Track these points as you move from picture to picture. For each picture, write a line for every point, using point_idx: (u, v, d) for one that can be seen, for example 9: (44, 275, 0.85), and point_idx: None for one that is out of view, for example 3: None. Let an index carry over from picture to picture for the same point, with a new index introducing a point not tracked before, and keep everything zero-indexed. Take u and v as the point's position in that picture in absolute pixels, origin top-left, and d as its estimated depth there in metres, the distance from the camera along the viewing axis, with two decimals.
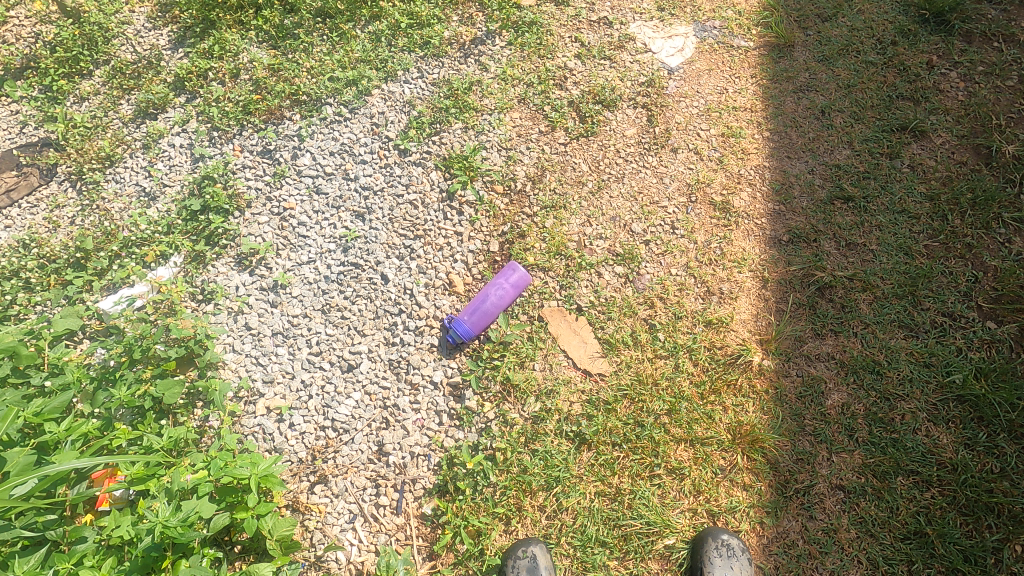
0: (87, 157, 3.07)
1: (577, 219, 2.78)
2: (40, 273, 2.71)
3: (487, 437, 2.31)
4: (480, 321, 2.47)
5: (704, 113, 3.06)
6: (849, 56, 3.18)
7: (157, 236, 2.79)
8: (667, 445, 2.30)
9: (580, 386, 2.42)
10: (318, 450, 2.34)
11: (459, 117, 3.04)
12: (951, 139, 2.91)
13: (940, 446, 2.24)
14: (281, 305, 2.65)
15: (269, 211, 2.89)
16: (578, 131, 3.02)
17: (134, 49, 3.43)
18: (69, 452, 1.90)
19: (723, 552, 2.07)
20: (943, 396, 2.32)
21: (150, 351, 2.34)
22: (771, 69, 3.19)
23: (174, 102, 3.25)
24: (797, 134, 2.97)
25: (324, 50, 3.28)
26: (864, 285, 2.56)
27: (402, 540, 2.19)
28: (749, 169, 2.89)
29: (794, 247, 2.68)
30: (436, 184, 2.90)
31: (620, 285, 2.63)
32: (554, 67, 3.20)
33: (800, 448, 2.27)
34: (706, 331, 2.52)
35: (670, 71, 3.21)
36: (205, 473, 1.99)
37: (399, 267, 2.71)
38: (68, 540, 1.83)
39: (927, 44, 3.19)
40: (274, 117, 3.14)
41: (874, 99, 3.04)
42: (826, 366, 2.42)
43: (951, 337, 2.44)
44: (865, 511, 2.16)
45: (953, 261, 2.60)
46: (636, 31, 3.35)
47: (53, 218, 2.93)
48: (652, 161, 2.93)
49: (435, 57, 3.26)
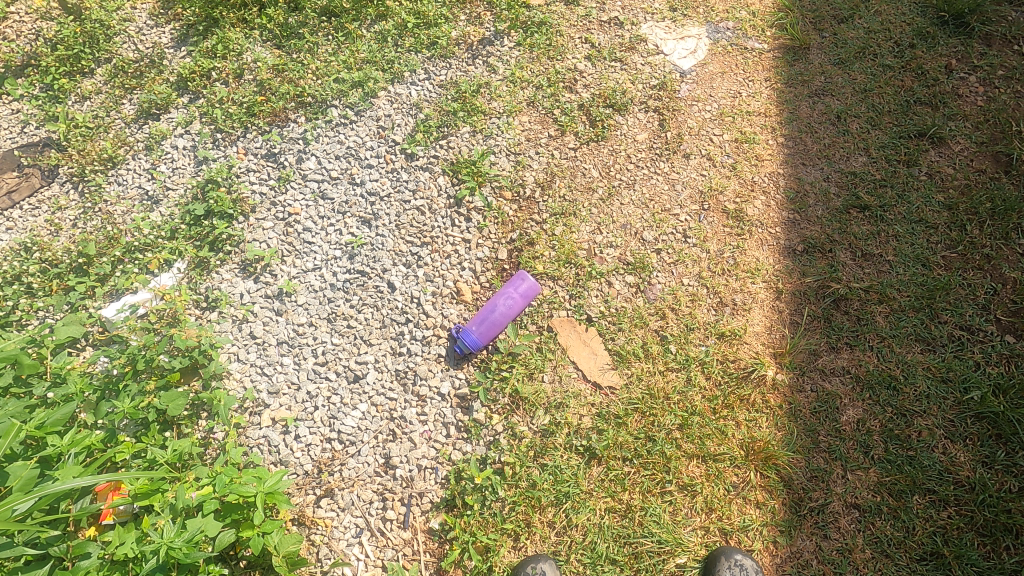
0: (88, 159, 3.02)
1: (587, 227, 2.73)
2: (42, 278, 2.66)
3: (495, 451, 2.28)
4: (488, 331, 2.44)
5: (717, 117, 3.00)
6: (866, 59, 3.11)
7: (160, 242, 2.74)
8: (679, 461, 2.26)
9: (590, 399, 2.38)
10: (324, 462, 2.31)
11: (467, 121, 2.98)
12: (970, 145, 2.84)
13: (957, 464, 2.20)
14: (287, 313, 2.62)
15: (274, 216, 2.85)
16: (588, 135, 2.96)
17: (136, 47, 3.37)
18: (71, 468, 1.86)
19: (736, 572, 2.03)
20: (960, 412, 2.28)
21: (154, 361, 2.32)
22: (786, 72, 3.12)
23: (176, 103, 3.19)
24: (812, 140, 2.91)
25: (330, 51, 3.21)
26: (880, 297, 2.51)
27: (409, 555, 2.16)
28: (763, 176, 2.83)
29: (809, 257, 2.63)
30: (443, 190, 2.85)
31: (631, 295, 2.58)
32: (564, 69, 3.14)
33: (815, 466, 2.23)
34: (719, 344, 2.47)
35: (683, 73, 3.15)
36: (210, 489, 1.95)
37: (406, 275, 2.67)
38: (72, 557, 1.80)
39: (946, 46, 3.12)
40: (279, 119, 3.09)
41: (892, 103, 2.97)
42: (841, 381, 2.37)
43: (969, 351, 2.39)
44: (880, 531, 2.12)
45: (972, 273, 2.54)
46: (647, 32, 3.28)
47: (55, 220, 2.89)
48: (664, 167, 2.88)
49: (441, 58, 3.20)
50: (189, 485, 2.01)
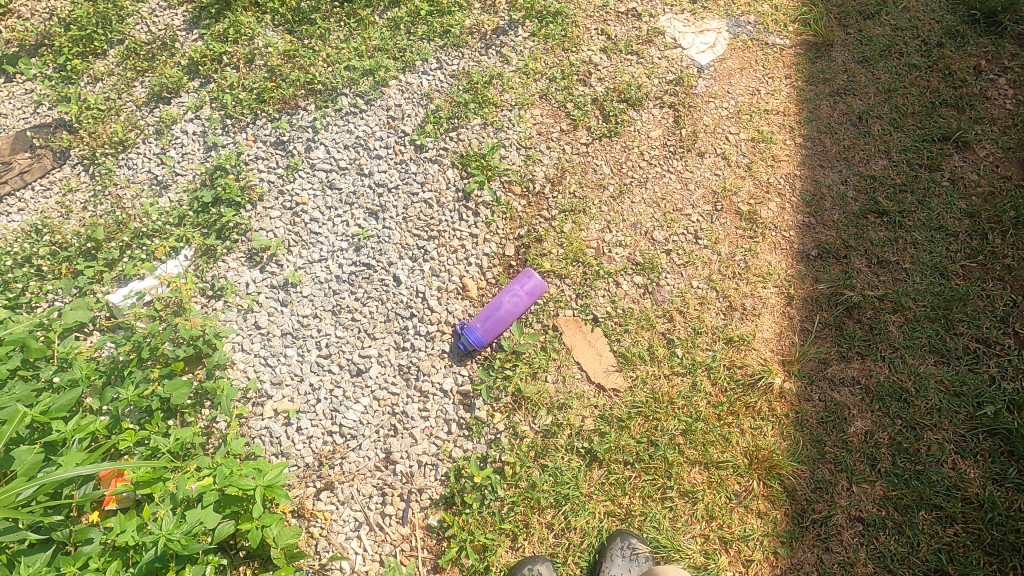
0: (99, 141, 3.02)
1: (596, 225, 2.69)
2: (52, 261, 2.68)
3: (496, 450, 2.27)
4: (493, 328, 2.42)
5: (734, 115, 2.93)
6: (891, 58, 3.01)
7: (169, 228, 2.74)
8: (681, 467, 2.24)
9: (593, 401, 2.36)
10: (325, 455, 2.32)
11: (478, 113, 2.94)
12: (996, 151, 2.75)
13: (967, 481, 2.15)
14: (292, 304, 2.61)
15: (282, 205, 2.84)
16: (601, 130, 2.90)
17: (149, 29, 3.35)
18: (74, 455, 1.89)
19: (626, 554, 2.08)
20: (972, 428, 2.22)
21: (159, 350, 2.33)
22: (807, 69, 3.03)
23: (188, 87, 3.18)
24: (831, 141, 2.84)
25: (341, 37, 3.17)
26: (895, 306, 2.44)
27: (407, 551, 2.17)
28: (779, 178, 2.77)
29: (822, 262, 2.57)
30: (451, 183, 2.81)
31: (638, 296, 2.54)
32: (578, 61, 3.08)
33: (819, 477, 2.19)
34: (727, 349, 2.43)
35: (700, 68, 3.07)
36: (210, 481, 1.96)
37: (412, 268, 2.65)
38: (75, 541, 1.86)
39: (976, 46, 3.01)
40: (288, 107, 3.06)
41: (917, 105, 2.88)
42: (850, 392, 2.33)
43: (984, 365, 2.33)
44: (883, 546, 2.09)
45: (991, 283, 2.47)
46: (666, 24, 3.20)
47: (66, 202, 2.90)
48: (678, 166, 2.81)
49: (454, 47, 3.15)
50: (190, 476, 2.02)
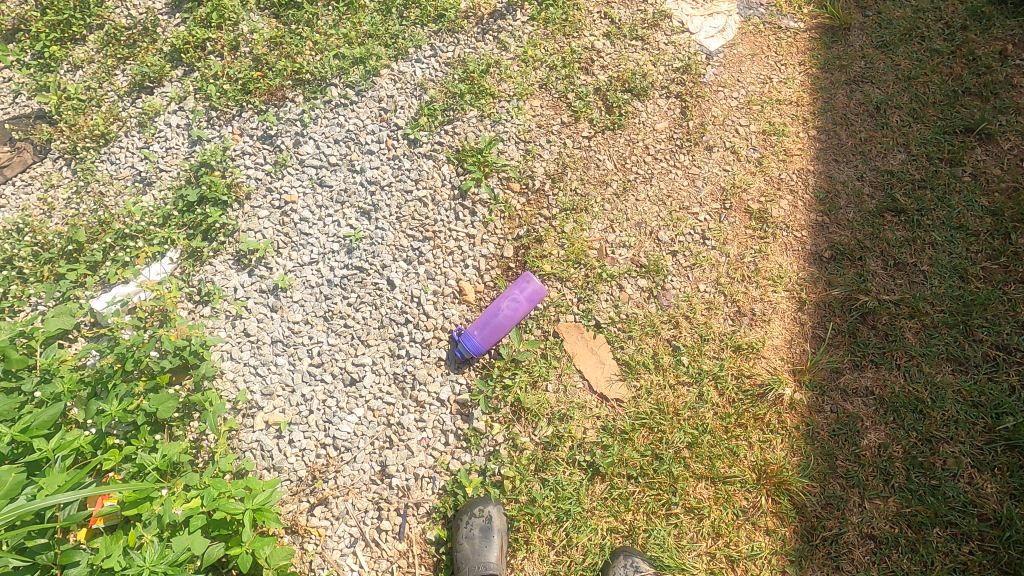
0: (80, 135, 2.88)
1: (599, 224, 2.57)
2: (34, 263, 2.57)
3: (495, 463, 2.20)
4: (491, 336, 2.31)
5: (744, 105, 2.77)
6: (912, 42, 2.84)
7: (152, 229, 2.62)
8: (686, 481, 2.16)
9: (595, 412, 2.27)
10: (318, 469, 2.24)
11: (474, 104, 2.78)
12: (1021, 143, 2.60)
13: (983, 496, 2.07)
14: (282, 310, 2.51)
15: (270, 204, 2.71)
16: (604, 123, 2.75)
17: (129, 13, 3.18)
18: (55, 478, 1.76)
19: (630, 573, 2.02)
20: (990, 440, 2.14)
21: (143, 361, 2.22)
22: (822, 55, 2.86)
23: (170, 75, 3.02)
24: (847, 133, 2.69)
25: (330, 23, 3.00)
26: (912, 311, 2.34)
27: (404, 567, 2.13)
28: (791, 173, 2.63)
29: (836, 264, 2.45)
30: (447, 179, 2.68)
31: (643, 300, 2.44)
32: (580, 47, 2.91)
33: (830, 492, 2.12)
34: (735, 357, 2.33)
35: (709, 55, 2.91)
36: (198, 503, 1.91)
37: (406, 272, 2.54)
38: (61, 565, 1.71)
39: (1002, 29, 2.83)
40: (275, 98, 2.90)
41: (938, 94, 2.72)
42: (863, 402, 2.24)
43: (1004, 373, 2.23)
44: (896, 564, 2.03)
45: (1013, 286, 2.35)
46: (673, 6, 3.02)
47: (48, 200, 2.78)
48: (684, 160, 2.68)
49: (449, 33, 2.98)
50: (178, 497, 1.95)
